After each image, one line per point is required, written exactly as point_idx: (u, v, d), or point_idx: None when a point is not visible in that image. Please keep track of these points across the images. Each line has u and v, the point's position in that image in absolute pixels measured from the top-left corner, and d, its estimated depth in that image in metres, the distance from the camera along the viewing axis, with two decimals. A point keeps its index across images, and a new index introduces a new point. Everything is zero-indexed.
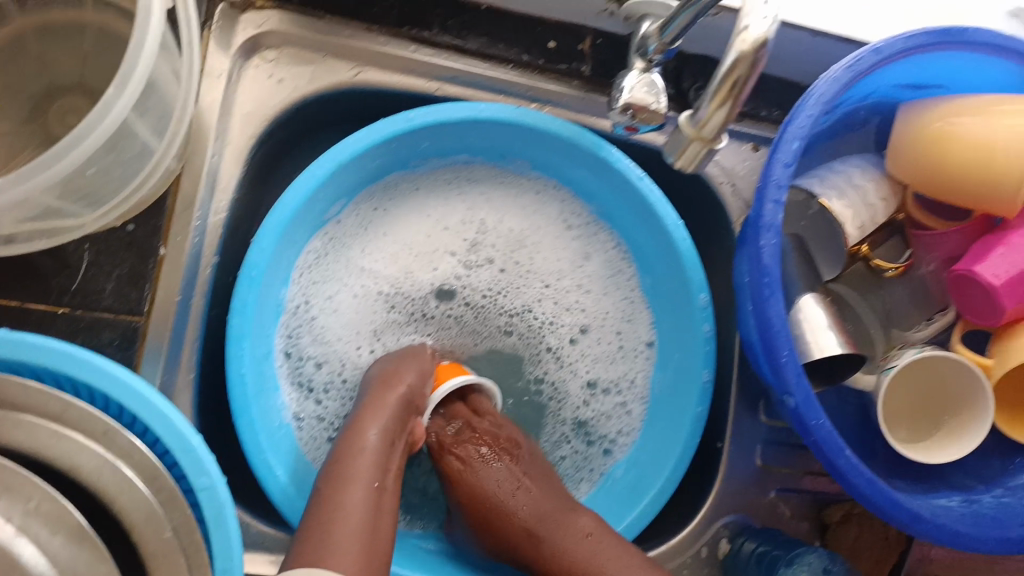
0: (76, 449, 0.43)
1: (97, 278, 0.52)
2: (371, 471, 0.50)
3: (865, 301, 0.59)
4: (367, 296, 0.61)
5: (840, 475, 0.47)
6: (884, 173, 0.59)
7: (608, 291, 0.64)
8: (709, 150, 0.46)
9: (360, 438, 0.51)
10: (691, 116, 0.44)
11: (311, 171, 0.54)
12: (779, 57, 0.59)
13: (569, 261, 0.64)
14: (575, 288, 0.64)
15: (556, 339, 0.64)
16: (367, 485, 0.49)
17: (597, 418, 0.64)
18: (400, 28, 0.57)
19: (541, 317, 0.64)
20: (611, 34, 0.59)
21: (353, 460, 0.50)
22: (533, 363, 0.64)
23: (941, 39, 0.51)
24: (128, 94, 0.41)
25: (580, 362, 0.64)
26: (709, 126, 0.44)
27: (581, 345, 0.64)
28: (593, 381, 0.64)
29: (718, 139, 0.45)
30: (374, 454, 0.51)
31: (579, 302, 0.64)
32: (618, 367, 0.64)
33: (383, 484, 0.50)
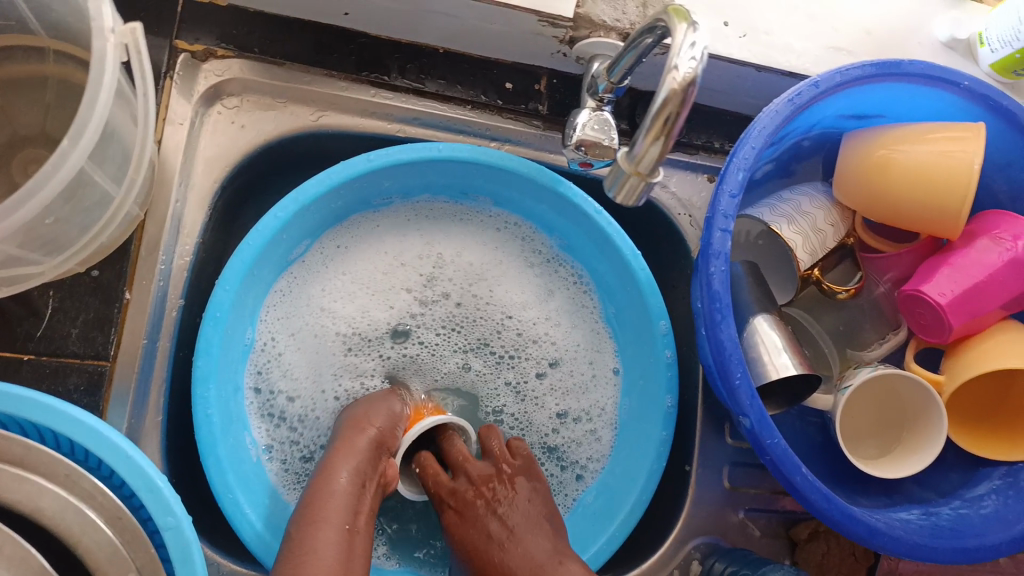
0: (37, 492, 0.42)
1: (62, 323, 0.53)
2: (343, 513, 0.46)
3: (822, 323, 0.62)
4: (324, 337, 0.61)
5: (796, 492, 0.49)
6: (833, 202, 0.61)
7: (576, 324, 0.65)
8: (647, 184, 0.46)
9: (329, 481, 0.48)
10: (627, 153, 0.45)
11: (274, 214, 0.55)
12: (725, 91, 0.62)
13: (534, 294, 0.65)
14: (542, 323, 0.65)
15: (518, 375, 0.65)
16: (339, 527, 0.45)
17: (568, 444, 0.64)
18: (359, 73, 0.60)
19: (502, 355, 0.65)
20: (566, 74, 0.62)
21: (322, 504, 0.46)
22: (490, 397, 0.65)
23: (876, 73, 0.53)
24: (82, 144, 0.42)
25: (547, 396, 0.65)
26: (645, 161, 0.44)
27: (551, 378, 0.65)
28: (563, 411, 0.64)
29: (654, 173, 0.45)
30: (344, 496, 0.47)
31: (547, 334, 0.65)
32: (591, 396, 0.64)
33: (356, 527, 0.46)
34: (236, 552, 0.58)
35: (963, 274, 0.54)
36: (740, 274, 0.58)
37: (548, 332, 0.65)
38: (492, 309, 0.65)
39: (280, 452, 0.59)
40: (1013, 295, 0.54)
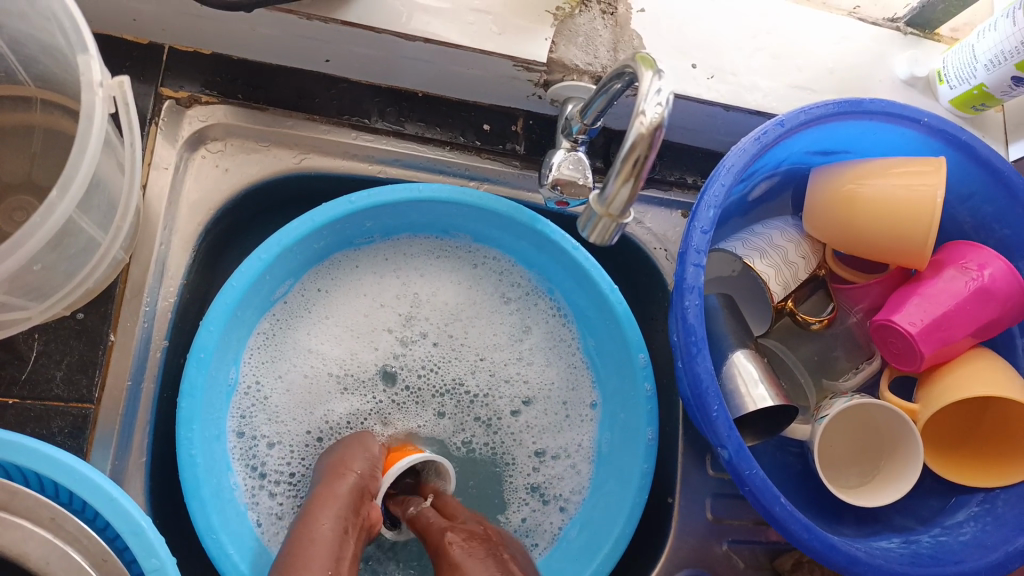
0: (22, 538, 0.42)
1: (46, 367, 0.53)
2: (326, 557, 0.44)
3: (799, 353, 0.63)
4: (315, 377, 0.62)
5: (778, 523, 0.49)
6: (803, 234, 0.63)
7: (552, 362, 0.66)
8: (619, 227, 0.47)
9: (310, 530, 0.47)
10: (598, 196, 0.46)
11: (257, 255, 0.56)
12: (697, 129, 0.64)
13: (506, 334, 0.66)
14: (512, 363, 0.66)
15: (489, 412, 0.65)
16: (323, 570, 0.43)
17: (549, 481, 0.64)
18: (341, 117, 0.61)
19: (474, 397, 0.65)
20: (541, 116, 0.64)
21: (305, 550, 0.45)
22: (458, 433, 0.65)
23: (838, 111, 0.56)
24: (71, 194, 0.43)
25: (524, 434, 0.65)
26: (616, 203, 0.46)
27: (525, 417, 0.65)
28: (541, 449, 0.65)
29: (625, 215, 0.47)
30: (327, 542, 0.45)
31: (521, 374, 0.66)
32: (567, 435, 0.65)
33: (342, 571, 0.44)
34: None
35: (933, 303, 0.56)
36: (716, 307, 0.60)
37: (521, 371, 0.66)
38: (466, 351, 0.65)
39: (268, 494, 0.59)
40: (982, 322, 0.56)
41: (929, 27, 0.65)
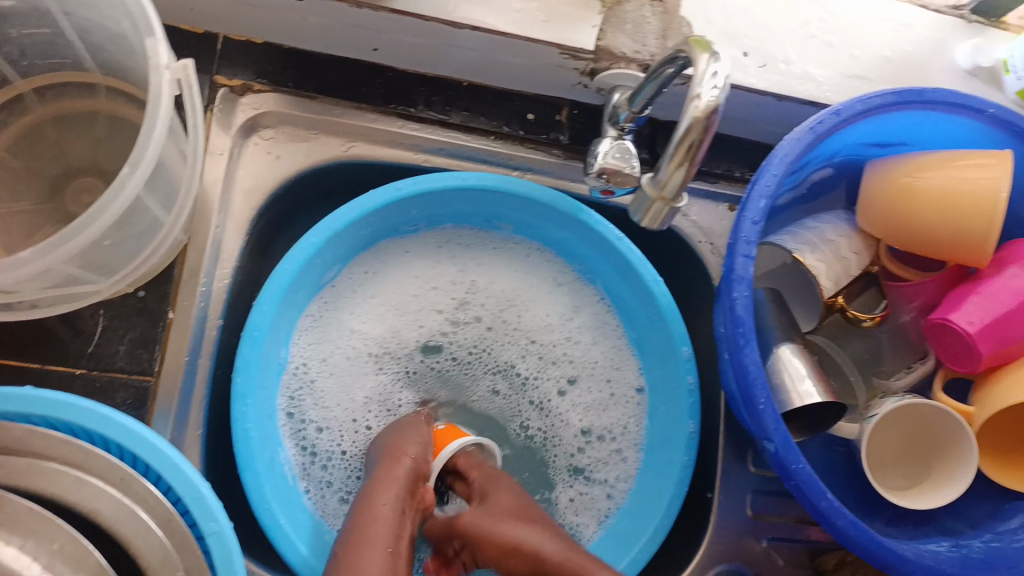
0: (96, 494, 0.46)
1: (111, 341, 0.56)
2: (386, 537, 0.48)
3: (848, 350, 0.62)
4: (357, 357, 0.63)
5: (823, 517, 0.49)
6: (855, 229, 0.61)
7: (598, 340, 0.66)
8: (671, 210, 0.50)
9: (370, 508, 0.50)
10: (652, 179, 0.49)
11: (308, 240, 0.57)
12: (746, 119, 0.63)
13: (558, 315, 0.67)
14: (562, 344, 0.66)
15: (540, 394, 0.66)
16: (381, 552, 0.46)
17: (594, 463, 0.64)
18: (387, 105, 0.62)
19: (526, 379, 0.66)
20: (586, 105, 0.63)
21: (367, 529, 0.48)
22: (515, 418, 0.66)
23: (897, 101, 0.54)
24: (140, 171, 0.45)
25: (569, 413, 0.65)
26: (669, 187, 0.48)
27: (570, 396, 0.66)
28: (587, 428, 0.65)
29: (678, 199, 0.49)
30: (386, 522, 0.49)
31: (568, 353, 0.66)
32: (611, 414, 0.65)
33: (399, 551, 0.47)
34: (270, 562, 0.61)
35: (992, 302, 0.54)
36: (763, 301, 0.58)
37: (568, 351, 0.66)
38: (516, 332, 0.66)
39: (319, 472, 0.61)
40: None
41: (996, 15, 0.62)
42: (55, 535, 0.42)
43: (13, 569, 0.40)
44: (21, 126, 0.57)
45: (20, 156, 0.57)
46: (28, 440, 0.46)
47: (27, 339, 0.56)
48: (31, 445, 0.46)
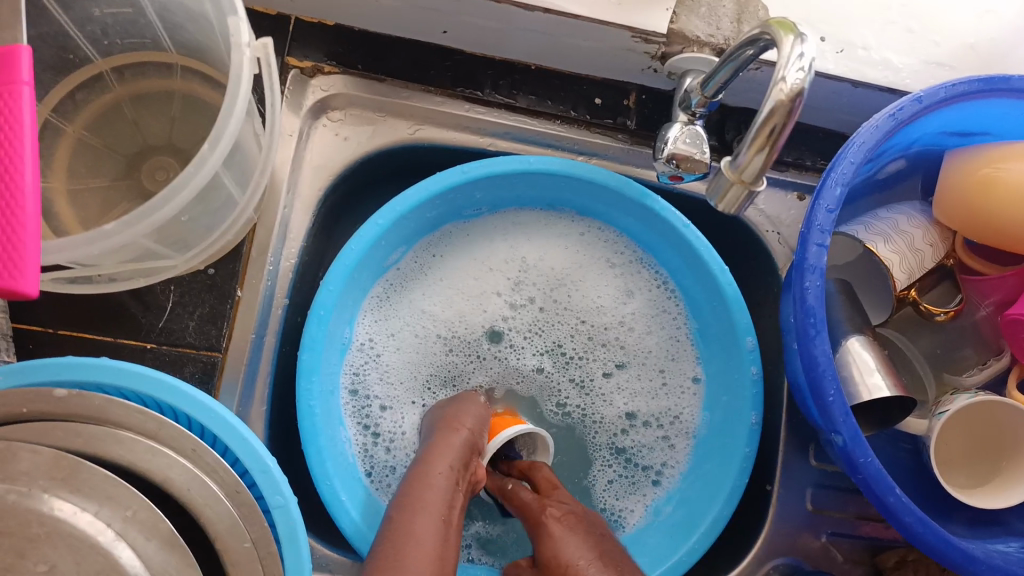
0: (168, 464, 0.44)
1: (180, 317, 0.57)
2: (439, 505, 0.47)
3: (918, 345, 0.61)
4: (426, 337, 0.64)
5: (891, 514, 0.47)
6: (931, 220, 0.59)
7: (653, 330, 0.66)
8: (749, 194, 0.49)
9: (426, 476, 0.50)
10: (731, 162, 0.48)
11: (374, 221, 0.58)
12: (819, 107, 0.62)
13: (612, 298, 0.66)
14: (614, 327, 0.66)
15: (583, 373, 0.66)
16: (435, 519, 0.46)
17: (638, 447, 0.65)
18: (454, 89, 0.62)
19: (571, 357, 0.66)
20: (655, 90, 0.63)
21: (421, 496, 0.48)
22: (552, 394, 0.66)
23: (981, 88, 0.52)
24: (220, 148, 0.46)
25: (615, 395, 0.65)
26: (748, 171, 0.47)
27: (617, 378, 0.66)
28: (632, 412, 0.65)
29: (757, 182, 0.48)
30: (440, 490, 0.48)
31: (619, 337, 0.66)
32: (660, 402, 0.65)
33: (452, 518, 0.47)
34: (329, 536, 0.62)
35: None
36: (833, 291, 0.58)
37: (620, 334, 0.66)
38: (569, 313, 0.66)
39: (383, 452, 0.62)
40: None
41: None
42: (129, 502, 0.39)
43: (87, 535, 0.38)
44: (101, 104, 0.58)
45: (99, 133, 0.58)
46: (106, 409, 0.45)
47: (100, 314, 0.57)
48: (109, 413, 0.45)
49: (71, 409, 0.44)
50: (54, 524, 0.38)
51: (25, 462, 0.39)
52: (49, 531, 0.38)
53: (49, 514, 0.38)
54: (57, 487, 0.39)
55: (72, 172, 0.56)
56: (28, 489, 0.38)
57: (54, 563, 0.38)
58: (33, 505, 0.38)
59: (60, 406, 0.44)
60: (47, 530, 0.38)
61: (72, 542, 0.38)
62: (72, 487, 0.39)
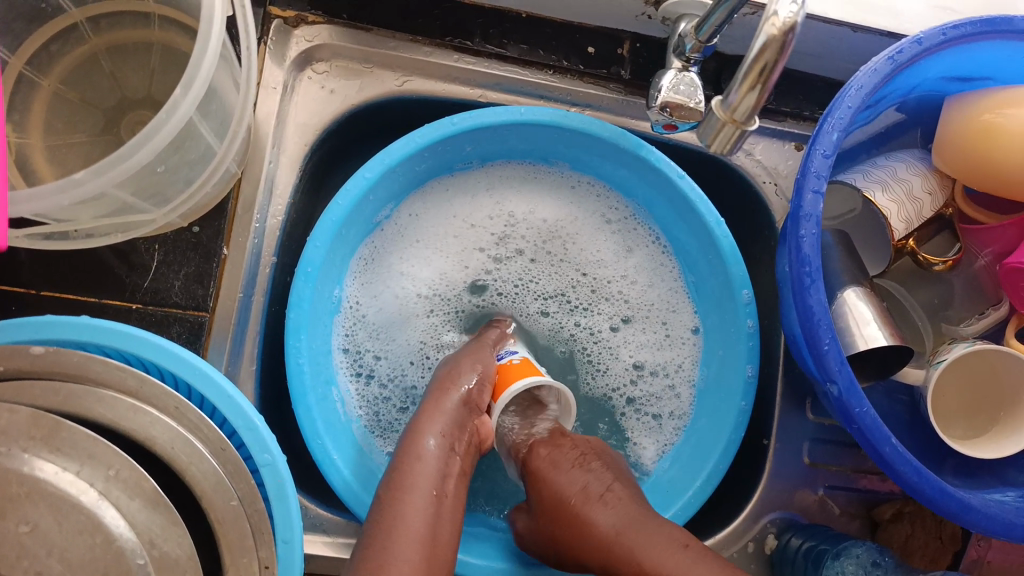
0: (150, 422, 0.42)
1: (165, 276, 0.55)
2: (431, 479, 0.48)
3: (917, 297, 0.60)
4: (407, 299, 0.63)
5: (886, 464, 0.47)
6: (930, 167, 0.59)
7: (654, 283, 0.65)
8: (742, 133, 0.49)
9: (416, 444, 0.50)
10: (721, 102, 0.48)
11: (362, 174, 0.56)
12: (816, 55, 0.60)
13: (612, 252, 0.66)
14: (615, 276, 0.65)
15: (591, 322, 0.65)
16: (426, 493, 0.47)
17: (646, 397, 0.64)
18: (443, 38, 0.61)
19: (578, 305, 0.65)
20: (649, 38, 0.61)
21: (411, 468, 0.48)
22: (569, 345, 0.65)
23: (981, 30, 0.51)
24: (193, 93, 0.44)
25: (621, 347, 0.65)
26: (740, 110, 0.47)
27: (626, 330, 0.65)
28: (639, 363, 0.64)
29: (750, 122, 0.48)
30: (432, 462, 0.49)
31: (623, 292, 0.65)
32: (665, 353, 0.64)
33: (443, 492, 0.48)
34: (324, 497, 0.62)
35: None
36: (830, 244, 0.57)
37: (623, 288, 0.65)
38: (567, 265, 0.65)
39: (365, 401, 0.61)
40: None
41: None
42: (111, 461, 0.38)
43: (68, 495, 0.37)
44: (77, 57, 0.54)
45: (76, 86, 0.54)
46: (87, 365, 0.43)
47: (83, 273, 0.55)
48: (90, 370, 0.43)
49: (50, 365, 0.42)
50: (34, 485, 0.37)
51: (5, 420, 0.38)
52: (30, 490, 0.37)
53: (29, 475, 0.37)
54: (38, 447, 0.38)
55: (48, 126, 0.53)
56: (8, 448, 0.37)
57: (36, 522, 0.36)
58: (13, 466, 0.37)
59: (38, 362, 0.42)
60: (27, 490, 0.37)
61: (53, 501, 0.37)
62: (53, 446, 0.38)
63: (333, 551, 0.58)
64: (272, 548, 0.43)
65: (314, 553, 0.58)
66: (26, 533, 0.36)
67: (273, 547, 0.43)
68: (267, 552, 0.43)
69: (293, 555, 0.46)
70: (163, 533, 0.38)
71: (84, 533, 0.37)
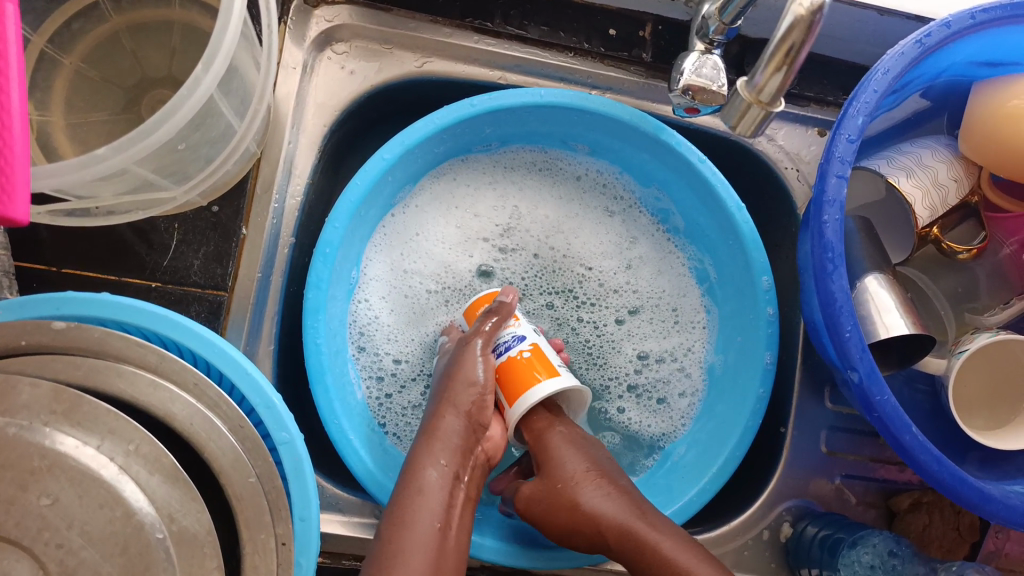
0: (170, 398, 0.42)
1: (185, 255, 0.56)
2: (434, 510, 0.47)
3: (940, 285, 0.60)
4: (415, 296, 0.63)
5: (906, 452, 0.46)
6: (956, 154, 0.58)
7: (663, 271, 0.66)
8: (767, 114, 0.49)
9: (416, 476, 0.48)
10: (748, 83, 0.48)
11: (380, 155, 0.56)
12: (840, 38, 0.60)
13: (614, 239, 0.66)
14: (622, 266, 0.65)
15: (598, 317, 0.65)
16: (430, 526, 0.46)
17: (652, 383, 0.64)
18: (463, 20, 0.60)
19: (584, 301, 0.65)
20: (672, 21, 0.61)
21: (412, 502, 0.47)
22: (574, 336, 0.65)
23: (1013, 12, 0.49)
24: (214, 69, 0.44)
25: (624, 340, 0.65)
26: (767, 91, 0.47)
27: (630, 325, 0.65)
28: (644, 354, 0.64)
29: (775, 103, 0.48)
30: (433, 493, 0.47)
31: (629, 282, 0.65)
32: (672, 339, 0.64)
33: (449, 523, 0.47)
34: (341, 479, 0.62)
35: None
36: (853, 230, 0.56)
37: (630, 281, 0.65)
38: (572, 259, 0.65)
39: (390, 387, 0.61)
40: None
41: None
42: (132, 435, 0.38)
43: (89, 469, 0.36)
44: (98, 35, 0.54)
45: (97, 65, 0.54)
46: (107, 341, 0.42)
47: (104, 251, 0.55)
48: (110, 346, 0.42)
49: (71, 342, 0.42)
50: (56, 458, 0.36)
51: (26, 394, 0.38)
52: (52, 464, 0.36)
53: (51, 448, 0.36)
54: (59, 421, 0.37)
55: (69, 104, 0.53)
56: (29, 422, 0.37)
57: (58, 495, 0.36)
58: (35, 439, 0.36)
59: (61, 337, 0.42)
60: (49, 464, 0.36)
61: (75, 475, 0.36)
62: (74, 420, 0.37)
63: (349, 532, 0.58)
64: (288, 524, 0.42)
65: (331, 533, 0.58)
66: (48, 506, 0.35)
67: (290, 523, 0.42)
68: (284, 528, 0.42)
69: (310, 534, 0.46)
70: (182, 508, 0.38)
71: (105, 507, 0.36)
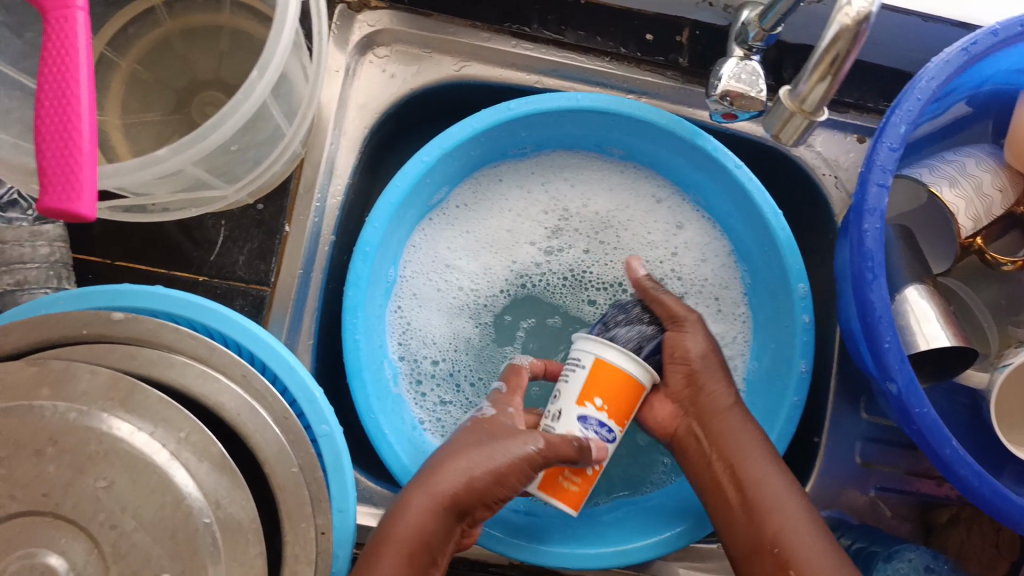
0: (217, 389, 0.44)
1: (230, 251, 0.58)
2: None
3: (981, 296, 0.59)
4: (448, 291, 0.64)
5: (945, 467, 0.45)
6: (1002, 164, 0.56)
7: (708, 258, 0.65)
8: (810, 123, 0.49)
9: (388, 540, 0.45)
10: (791, 91, 0.48)
11: (420, 157, 0.57)
12: (880, 44, 0.59)
13: (656, 231, 0.66)
14: (667, 260, 0.65)
15: None
16: None
17: None
18: (501, 25, 0.61)
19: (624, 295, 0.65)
20: (708, 26, 0.61)
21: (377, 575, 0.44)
22: None
23: None
24: (267, 76, 0.46)
25: None
26: (811, 99, 0.47)
27: None
28: None
29: (819, 112, 0.48)
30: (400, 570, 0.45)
31: (676, 270, 0.65)
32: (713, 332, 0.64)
33: None
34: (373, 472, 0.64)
35: None
36: (893, 238, 0.56)
37: (675, 268, 0.65)
38: (614, 253, 0.66)
39: (428, 387, 0.63)
40: None
41: None
42: (182, 424, 0.39)
43: (142, 455, 0.38)
44: (152, 39, 0.56)
45: (152, 68, 0.56)
46: (159, 333, 0.44)
47: (154, 246, 0.57)
48: (162, 337, 0.44)
49: (125, 332, 0.44)
50: (111, 443, 0.38)
51: (85, 382, 0.40)
52: (108, 449, 0.38)
53: (108, 433, 0.38)
54: (115, 407, 0.39)
55: (124, 105, 0.55)
56: (88, 408, 0.39)
57: (113, 479, 0.37)
58: (93, 425, 0.38)
59: (116, 328, 0.44)
60: (105, 449, 0.38)
61: (129, 460, 0.38)
62: (129, 408, 0.39)
63: None
64: (329, 516, 0.44)
65: (364, 525, 0.59)
66: (102, 489, 0.37)
67: (330, 515, 0.44)
68: (324, 519, 0.44)
69: (347, 525, 0.47)
70: (228, 495, 0.39)
71: (156, 491, 0.38)
